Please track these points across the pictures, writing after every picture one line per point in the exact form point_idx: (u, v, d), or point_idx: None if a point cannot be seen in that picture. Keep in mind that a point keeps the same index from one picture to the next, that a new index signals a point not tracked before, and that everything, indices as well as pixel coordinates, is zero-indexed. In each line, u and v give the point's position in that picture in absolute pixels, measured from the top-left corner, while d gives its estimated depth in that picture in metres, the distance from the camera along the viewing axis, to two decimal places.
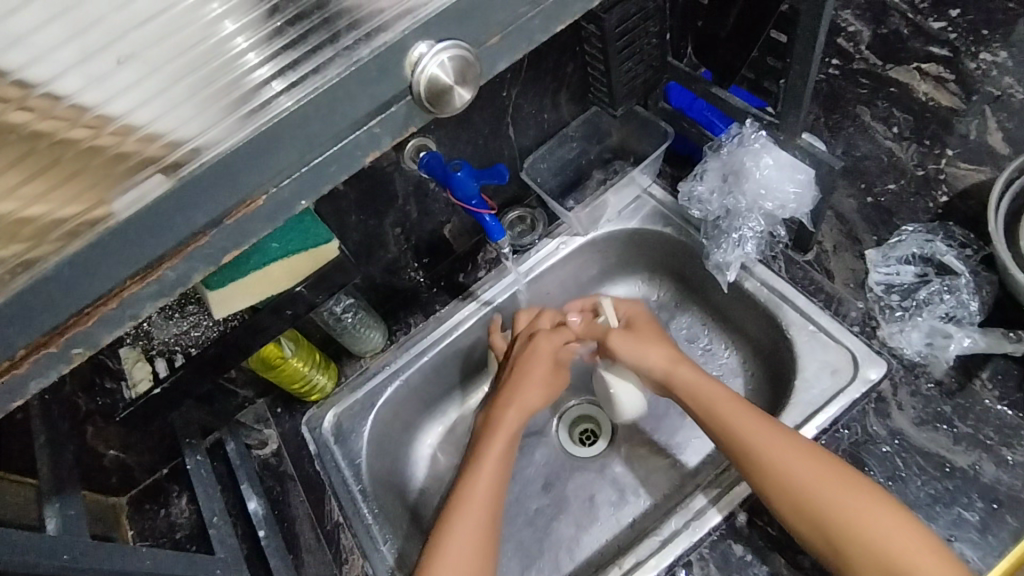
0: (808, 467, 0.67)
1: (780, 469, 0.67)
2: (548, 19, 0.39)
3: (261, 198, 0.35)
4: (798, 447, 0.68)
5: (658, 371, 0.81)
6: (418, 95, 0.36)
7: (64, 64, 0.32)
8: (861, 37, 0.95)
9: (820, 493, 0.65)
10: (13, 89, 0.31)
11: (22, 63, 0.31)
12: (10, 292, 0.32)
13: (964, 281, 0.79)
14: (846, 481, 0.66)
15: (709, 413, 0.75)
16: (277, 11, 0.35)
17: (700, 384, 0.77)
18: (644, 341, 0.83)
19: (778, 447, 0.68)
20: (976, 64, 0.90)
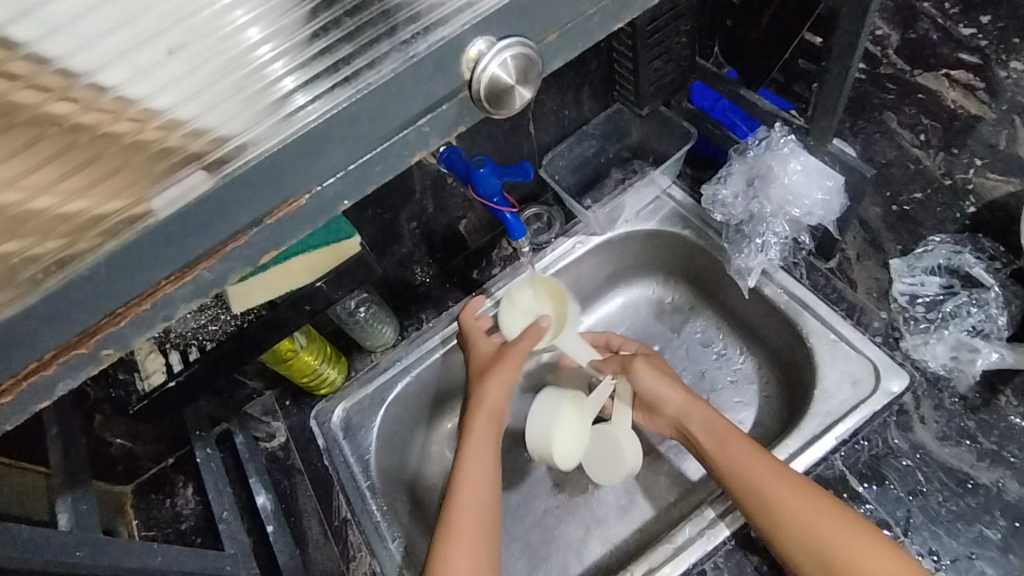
0: (807, 503, 0.65)
1: (783, 507, 0.65)
2: (607, 18, 0.38)
3: (303, 198, 0.34)
4: (800, 486, 0.67)
5: (673, 411, 0.79)
6: (478, 94, 0.35)
7: (110, 53, 0.30)
8: (890, 40, 0.80)
9: (821, 533, 0.64)
10: (55, 78, 0.30)
11: (65, 51, 0.30)
12: (43, 292, 0.30)
13: (993, 294, 0.77)
14: (846, 521, 0.64)
15: (717, 447, 0.73)
16: (335, 2, 0.34)
17: (709, 420, 0.76)
18: (661, 375, 0.81)
19: (779, 485, 0.67)
20: (1007, 73, 0.74)
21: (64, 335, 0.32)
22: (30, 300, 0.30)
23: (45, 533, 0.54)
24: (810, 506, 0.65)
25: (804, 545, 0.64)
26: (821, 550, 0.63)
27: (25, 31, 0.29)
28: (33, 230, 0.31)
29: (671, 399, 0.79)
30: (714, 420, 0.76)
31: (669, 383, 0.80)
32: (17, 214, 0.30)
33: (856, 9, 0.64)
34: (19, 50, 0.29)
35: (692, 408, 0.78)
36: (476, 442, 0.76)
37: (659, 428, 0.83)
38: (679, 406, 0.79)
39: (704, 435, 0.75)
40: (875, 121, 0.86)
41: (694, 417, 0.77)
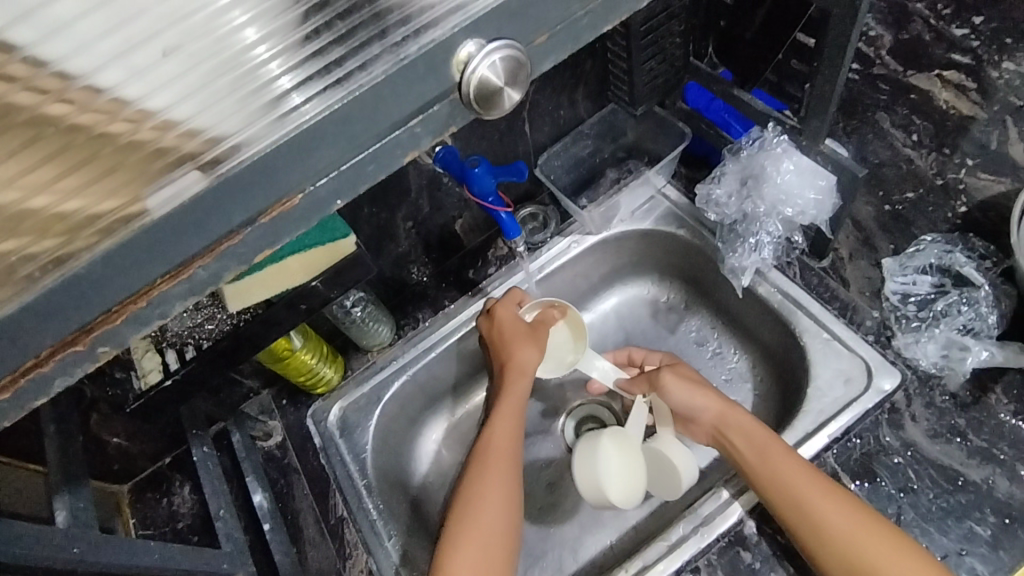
0: (846, 518, 0.64)
1: (823, 521, 0.65)
2: (596, 20, 0.38)
3: (296, 197, 0.34)
4: (839, 499, 0.66)
5: (711, 418, 0.78)
6: (467, 96, 0.35)
7: (107, 55, 0.30)
8: (882, 42, 0.88)
9: (857, 547, 0.63)
10: (52, 80, 0.30)
11: (62, 53, 0.30)
12: (39, 289, 0.31)
13: (983, 293, 0.77)
14: (882, 536, 0.63)
15: (754, 455, 0.71)
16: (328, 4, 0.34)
17: (748, 427, 0.74)
18: (696, 386, 0.80)
19: (818, 498, 0.66)
20: (998, 74, 0.82)
21: (61, 332, 0.32)
22: (26, 297, 0.31)
23: (40, 530, 0.54)
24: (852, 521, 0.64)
25: (840, 559, 0.63)
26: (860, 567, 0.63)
27: (22, 33, 0.29)
28: (31, 229, 0.31)
29: (707, 408, 0.78)
30: (755, 428, 0.73)
31: (703, 392, 0.79)
32: (16, 213, 0.31)
33: (846, 10, 0.65)
34: (18, 53, 0.29)
35: (730, 416, 0.76)
36: (509, 401, 0.80)
37: (697, 438, 0.81)
38: (718, 414, 0.77)
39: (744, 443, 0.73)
40: (868, 122, 0.88)
41: (733, 424, 0.75)
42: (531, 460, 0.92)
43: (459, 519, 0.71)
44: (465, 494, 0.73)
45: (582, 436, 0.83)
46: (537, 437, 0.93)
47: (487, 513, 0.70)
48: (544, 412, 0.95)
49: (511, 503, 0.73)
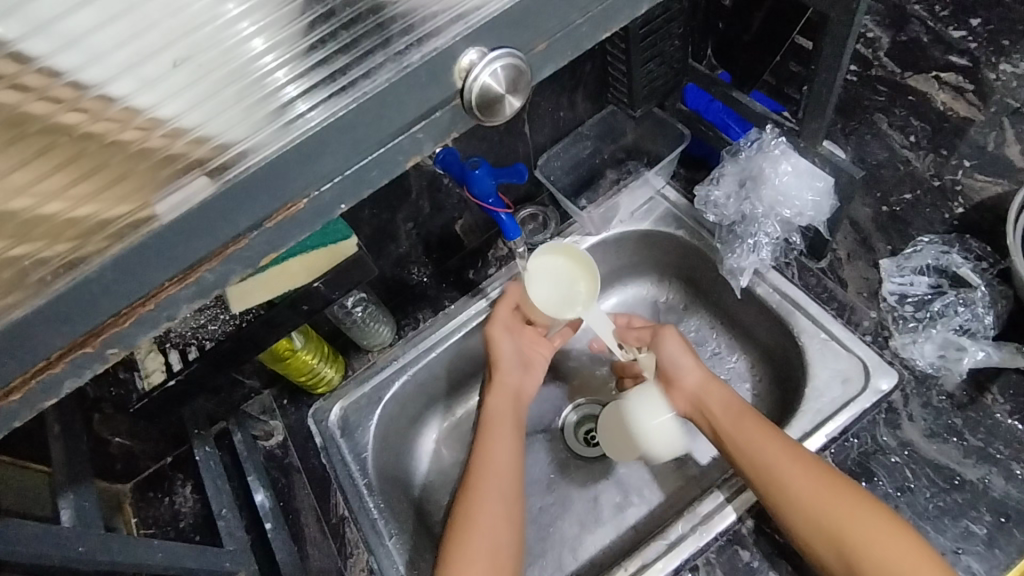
0: (816, 484, 0.67)
1: (794, 485, 0.67)
2: (596, 27, 0.39)
3: (301, 202, 0.35)
4: (811, 465, 0.69)
5: (692, 386, 0.80)
6: (468, 102, 0.36)
7: (119, 65, 0.31)
8: (880, 43, 0.89)
9: (831, 514, 0.65)
10: (66, 90, 0.31)
11: (76, 65, 0.31)
12: (51, 293, 0.31)
13: (979, 293, 0.78)
14: (853, 501, 0.66)
15: (733, 425, 0.75)
16: (333, 14, 0.35)
17: (726, 398, 0.77)
18: (686, 353, 0.82)
19: (792, 465, 0.69)
20: (996, 75, 0.84)
21: (70, 334, 0.33)
22: (37, 301, 0.31)
23: (44, 529, 0.54)
24: (822, 486, 0.67)
25: (814, 523, 0.66)
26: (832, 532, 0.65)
27: (36, 45, 0.30)
28: (44, 234, 0.32)
29: (691, 373, 0.80)
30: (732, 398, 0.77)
31: (692, 358, 0.81)
32: (27, 219, 0.31)
33: (844, 12, 0.65)
34: (33, 64, 0.30)
35: (709, 386, 0.79)
36: (500, 418, 0.82)
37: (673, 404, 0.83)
38: (698, 384, 0.80)
39: (722, 413, 0.77)
40: (866, 122, 0.89)
41: (707, 392, 0.79)
42: (531, 459, 0.93)
43: (455, 545, 0.71)
44: (461, 517, 0.74)
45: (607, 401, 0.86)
46: (537, 436, 0.94)
47: (481, 538, 0.71)
48: (544, 412, 0.96)
49: (507, 526, 0.73)
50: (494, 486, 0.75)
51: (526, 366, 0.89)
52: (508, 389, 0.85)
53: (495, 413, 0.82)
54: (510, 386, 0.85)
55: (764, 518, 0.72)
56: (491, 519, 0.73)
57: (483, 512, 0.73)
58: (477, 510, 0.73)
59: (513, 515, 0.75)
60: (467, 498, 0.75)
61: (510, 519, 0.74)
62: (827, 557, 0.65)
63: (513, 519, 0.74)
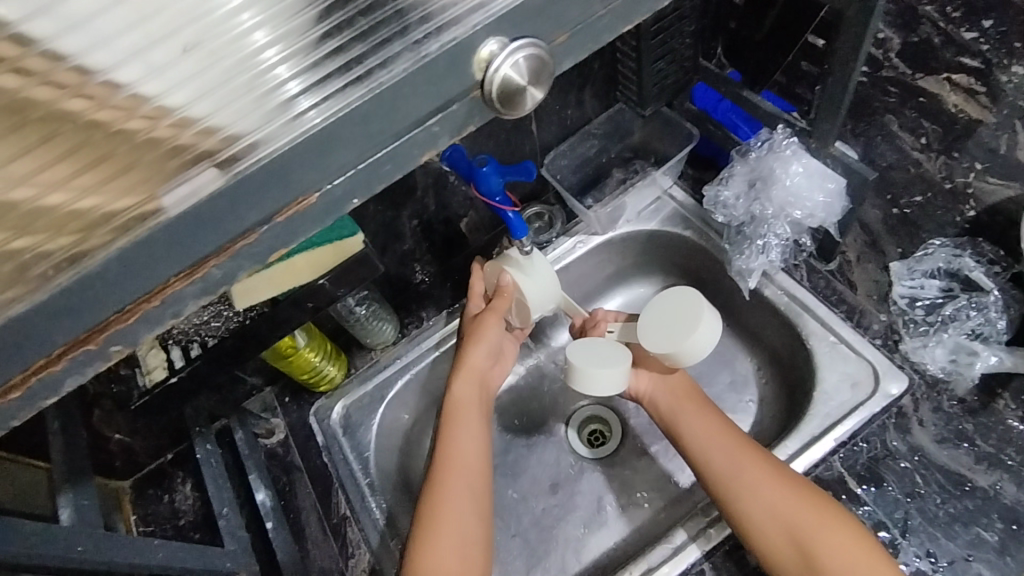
0: (763, 468, 0.69)
1: (743, 470, 0.70)
2: (616, 20, 0.38)
3: (313, 196, 0.34)
4: (760, 454, 0.71)
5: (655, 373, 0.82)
6: (489, 95, 0.35)
7: (127, 50, 0.30)
8: (892, 42, 0.80)
9: (777, 498, 0.67)
10: (70, 75, 0.30)
11: (81, 48, 0.29)
12: (53, 288, 0.30)
13: (992, 298, 0.77)
14: (802, 490, 0.67)
15: (689, 412, 0.78)
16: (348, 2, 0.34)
17: (679, 386, 0.80)
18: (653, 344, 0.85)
19: (741, 450, 0.71)
20: (1009, 76, 0.72)
21: (75, 329, 0.32)
22: (39, 295, 0.30)
23: (42, 528, 0.53)
24: (767, 469, 0.69)
25: (761, 508, 0.67)
26: (774, 511, 0.66)
27: (39, 26, 0.29)
28: (45, 227, 0.31)
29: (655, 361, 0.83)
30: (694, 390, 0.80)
31: None
32: (30, 211, 0.30)
33: (860, 11, 0.64)
34: (35, 46, 0.29)
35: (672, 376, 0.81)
36: (466, 407, 0.80)
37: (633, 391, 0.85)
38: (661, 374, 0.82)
39: (676, 406, 0.79)
40: (876, 124, 0.86)
41: (662, 382, 0.81)
42: (534, 460, 0.92)
43: (427, 534, 0.70)
44: (428, 516, 0.72)
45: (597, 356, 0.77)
46: (541, 437, 0.93)
47: (449, 532, 0.70)
48: (547, 412, 0.95)
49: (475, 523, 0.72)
50: (463, 477, 0.75)
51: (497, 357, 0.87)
52: (477, 373, 0.83)
53: (462, 398, 0.80)
54: (479, 371, 0.83)
55: None
56: (459, 512, 0.72)
57: (449, 504, 0.72)
58: (445, 508, 0.72)
59: (482, 509, 0.74)
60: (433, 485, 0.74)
61: (477, 510, 0.74)
62: (778, 545, 0.65)
63: (482, 515, 0.74)
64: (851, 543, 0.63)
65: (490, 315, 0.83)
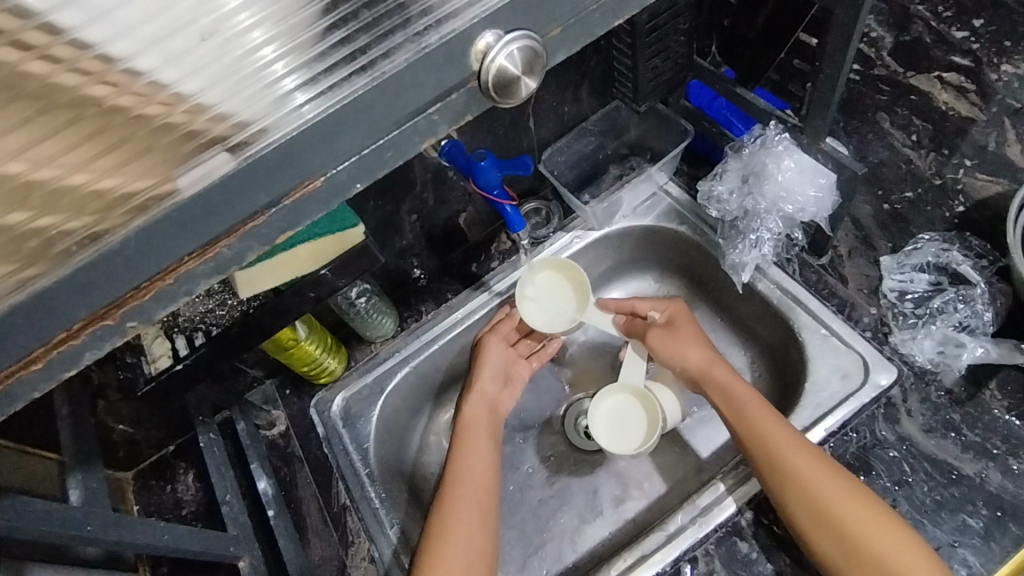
0: (818, 468, 0.68)
1: (791, 465, 0.68)
2: (608, 14, 0.40)
3: (318, 180, 0.36)
4: (809, 449, 0.70)
5: (694, 368, 0.81)
6: (485, 83, 0.37)
7: (146, 39, 0.32)
8: (883, 43, 0.91)
9: (827, 497, 0.66)
10: (95, 63, 0.31)
11: (104, 38, 0.31)
12: (74, 264, 0.32)
13: (979, 290, 0.78)
14: (850, 488, 0.67)
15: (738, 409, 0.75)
16: None
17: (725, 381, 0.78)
18: (680, 342, 0.83)
19: (795, 449, 0.70)
20: (997, 76, 0.86)
21: (92, 306, 0.34)
22: (63, 271, 0.32)
23: (54, 509, 0.55)
24: (821, 468, 0.68)
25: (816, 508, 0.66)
26: (825, 512, 0.66)
27: (67, 17, 0.30)
28: (68, 206, 0.32)
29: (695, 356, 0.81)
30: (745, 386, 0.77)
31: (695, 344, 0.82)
32: (54, 189, 0.32)
33: (850, 11, 0.66)
34: (63, 35, 0.30)
35: (714, 369, 0.80)
36: (475, 426, 0.83)
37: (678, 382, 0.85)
38: (700, 368, 0.81)
39: (720, 399, 0.78)
40: (868, 121, 0.90)
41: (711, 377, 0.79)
42: (531, 450, 0.93)
43: (430, 559, 0.71)
44: (438, 524, 0.74)
45: (623, 422, 0.85)
46: (537, 428, 0.95)
47: (457, 554, 0.71)
48: (543, 404, 0.97)
49: (482, 529, 0.74)
50: (465, 496, 0.76)
51: (506, 381, 0.89)
52: (485, 396, 0.86)
53: (471, 417, 0.83)
54: (487, 396, 0.86)
55: (764, 509, 0.73)
56: (466, 518, 0.74)
57: (461, 512, 0.74)
58: (454, 516, 0.74)
59: (487, 520, 0.75)
60: (443, 497, 0.76)
61: (483, 518, 0.75)
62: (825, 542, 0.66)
63: (488, 521, 0.75)
64: (891, 537, 0.64)
65: (491, 336, 0.89)
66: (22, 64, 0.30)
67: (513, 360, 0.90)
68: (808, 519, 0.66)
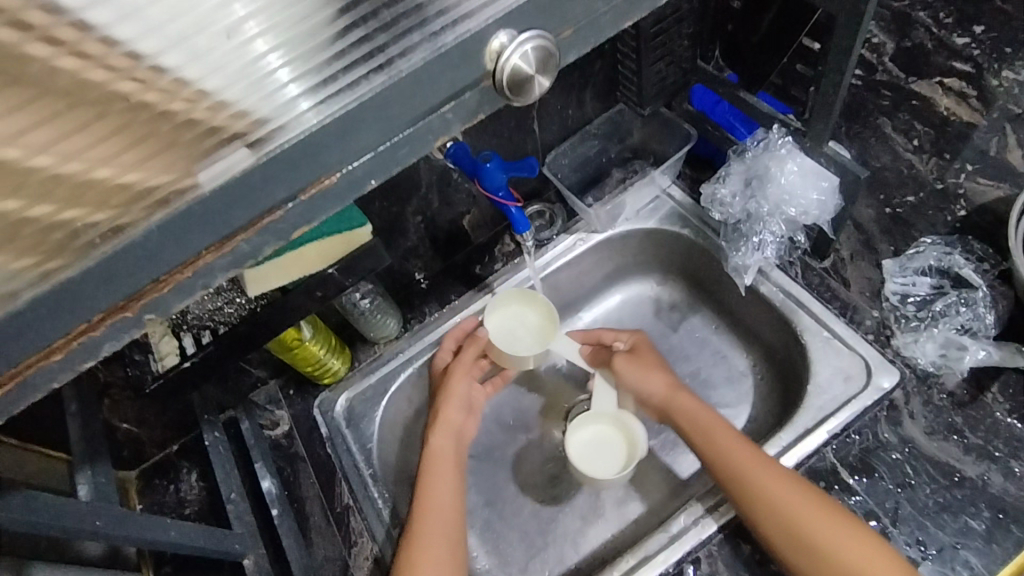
0: (784, 485, 0.69)
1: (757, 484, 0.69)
2: (617, 16, 0.41)
3: (333, 176, 0.37)
4: (778, 468, 0.70)
5: (657, 396, 0.82)
6: (499, 83, 0.38)
7: (172, 37, 0.32)
8: (885, 48, 0.91)
9: (799, 515, 0.67)
10: (123, 60, 0.31)
11: (134, 35, 0.31)
12: (100, 254, 0.33)
13: (980, 294, 0.79)
14: (818, 503, 0.67)
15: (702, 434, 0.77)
16: None
17: (685, 407, 0.80)
18: (644, 368, 0.84)
19: (759, 468, 0.71)
20: (999, 82, 0.85)
21: (113, 296, 0.35)
22: (87, 263, 0.33)
23: (62, 508, 0.55)
24: (786, 485, 0.69)
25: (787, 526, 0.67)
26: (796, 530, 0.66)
27: (99, 14, 0.30)
28: (93, 199, 0.33)
29: (656, 384, 0.83)
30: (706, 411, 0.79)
31: (657, 371, 0.84)
32: (81, 183, 0.32)
33: (853, 13, 0.66)
34: (93, 32, 0.30)
35: (676, 396, 0.81)
36: (442, 461, 0.80)
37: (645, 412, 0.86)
38: (662, 396, 0.82)
39: (685, 424, 0.79)
40: (870, 126, 0.90)
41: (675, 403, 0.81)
42: (533, 452, 0.93)
43: None
44: (406, 560, 0.73)
45: (588, 448, 0.85)
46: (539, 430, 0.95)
47: None
48: (545, 406, 0.96)
49: (452, 564, 0.73)
50: (431, 534, 0.74)
51: (471, 408, 0.87)
52: (452, 428, 0.83)
53: (438, 453, 0.81)
54: (454, 426, 0.83)
55: None
56: (437, 553, 0.73)
57: (427, 550, 0.73)
58: (423, 553, 0.72)
59: (457, 555, 0.74)
60: (408, 536, 0.75)
61: (453, 554, 0.74)
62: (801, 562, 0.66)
63: (457, 557, 0.74)
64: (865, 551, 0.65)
65: (458, 366, 0.85)
66: (53, 60, 0.30)
67: (479, 389, 0.88)
68: (786, 541, 0.67)
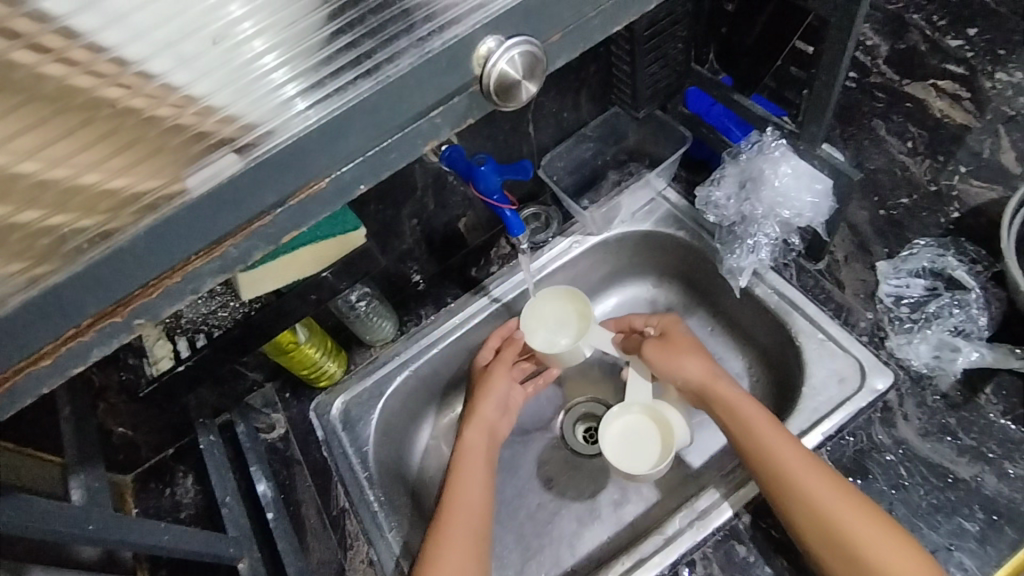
0: (818, 480, 0.68)
1: (792, 477, 0.69)
2: (606, 21, 0.41)
3: (322, 181, 0.37)
4: (815, 463, 0.70)
5: (694, 382, 0.82)
6: (486, 87, 0.38)
7: (160, 43, 0.33)
8: (879, 51, 0.93)
9: (832, 510, 0.67)
10: (109, 66, 0.32)
11: (121, 41, 0.32)
12: (85, 261, 0.33)
13: (973, 295, 0.79)
14: (851, 500, 0.67)
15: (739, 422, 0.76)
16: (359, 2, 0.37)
17: (724, 395, 0.79)
18: (680, 355, 0.83)
19: (798, 461, 0.70)
20: (991, 84, 0.88)
21: (101, 303, 0.35)
22: (73, 268, 0.33)
23: (55, 510, 0.55)
24: (821, 480, 0.68)
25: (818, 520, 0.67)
26: (826, 524, 0.66)
27: (85, 21, 0.31)
28: (81, 205, 0.33)
29: (695, 370, 0.82)
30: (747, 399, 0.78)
31: (695, 358, 0.83)
32: (68, 188, 0.33)
33: (844, 17, 0.67)
34: (79, 40, 0.31)
35: (714, 383, 0.81)
36: (472, 455, 0.81)
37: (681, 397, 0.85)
38: (699, 383, 0.81)
39: (721, 412, 0.78)
40: (865, 128, 0.91)
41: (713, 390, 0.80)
42: (529, 455, 0.93)
43: None
44: (431, 554, 0.72)
45: (626, 440, 0.84)
46: (535, 433, 0.95)
47: None
48: (542, 408, 0.97)
49: (476, 559, 0.73)
50: (459, 527, 0.74)
51: (506, 410, 0.88)
52: (485, 425, 0.84)
53: (471, 447, 0.81)
54: (488, 422, 0.84)
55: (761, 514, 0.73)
56: (462, 548, 0.72)
57: (452, 543, 0.73)
58: (448, 546, 0.72)
59: (482, 552, 0.74)
60: (435, 529, 0.74)
61: (477, 550, 0.73)
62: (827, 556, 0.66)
63: (482, 553, 0.74)
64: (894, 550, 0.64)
65: (499, 365, 0.88)
66: (39, 65, 0.30)
67: (517, 390, 0.89)
68: (816, 534, 0.66)
